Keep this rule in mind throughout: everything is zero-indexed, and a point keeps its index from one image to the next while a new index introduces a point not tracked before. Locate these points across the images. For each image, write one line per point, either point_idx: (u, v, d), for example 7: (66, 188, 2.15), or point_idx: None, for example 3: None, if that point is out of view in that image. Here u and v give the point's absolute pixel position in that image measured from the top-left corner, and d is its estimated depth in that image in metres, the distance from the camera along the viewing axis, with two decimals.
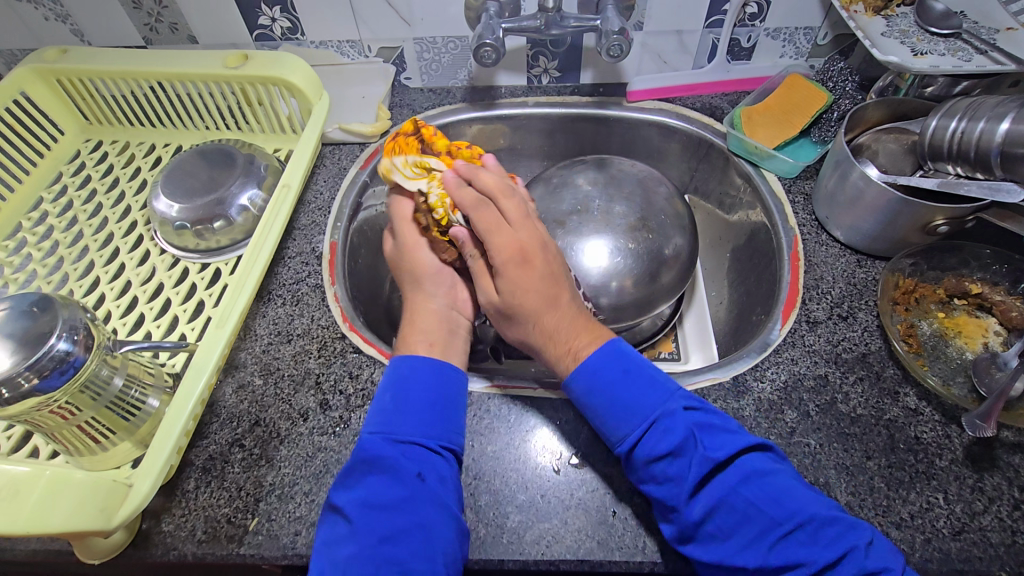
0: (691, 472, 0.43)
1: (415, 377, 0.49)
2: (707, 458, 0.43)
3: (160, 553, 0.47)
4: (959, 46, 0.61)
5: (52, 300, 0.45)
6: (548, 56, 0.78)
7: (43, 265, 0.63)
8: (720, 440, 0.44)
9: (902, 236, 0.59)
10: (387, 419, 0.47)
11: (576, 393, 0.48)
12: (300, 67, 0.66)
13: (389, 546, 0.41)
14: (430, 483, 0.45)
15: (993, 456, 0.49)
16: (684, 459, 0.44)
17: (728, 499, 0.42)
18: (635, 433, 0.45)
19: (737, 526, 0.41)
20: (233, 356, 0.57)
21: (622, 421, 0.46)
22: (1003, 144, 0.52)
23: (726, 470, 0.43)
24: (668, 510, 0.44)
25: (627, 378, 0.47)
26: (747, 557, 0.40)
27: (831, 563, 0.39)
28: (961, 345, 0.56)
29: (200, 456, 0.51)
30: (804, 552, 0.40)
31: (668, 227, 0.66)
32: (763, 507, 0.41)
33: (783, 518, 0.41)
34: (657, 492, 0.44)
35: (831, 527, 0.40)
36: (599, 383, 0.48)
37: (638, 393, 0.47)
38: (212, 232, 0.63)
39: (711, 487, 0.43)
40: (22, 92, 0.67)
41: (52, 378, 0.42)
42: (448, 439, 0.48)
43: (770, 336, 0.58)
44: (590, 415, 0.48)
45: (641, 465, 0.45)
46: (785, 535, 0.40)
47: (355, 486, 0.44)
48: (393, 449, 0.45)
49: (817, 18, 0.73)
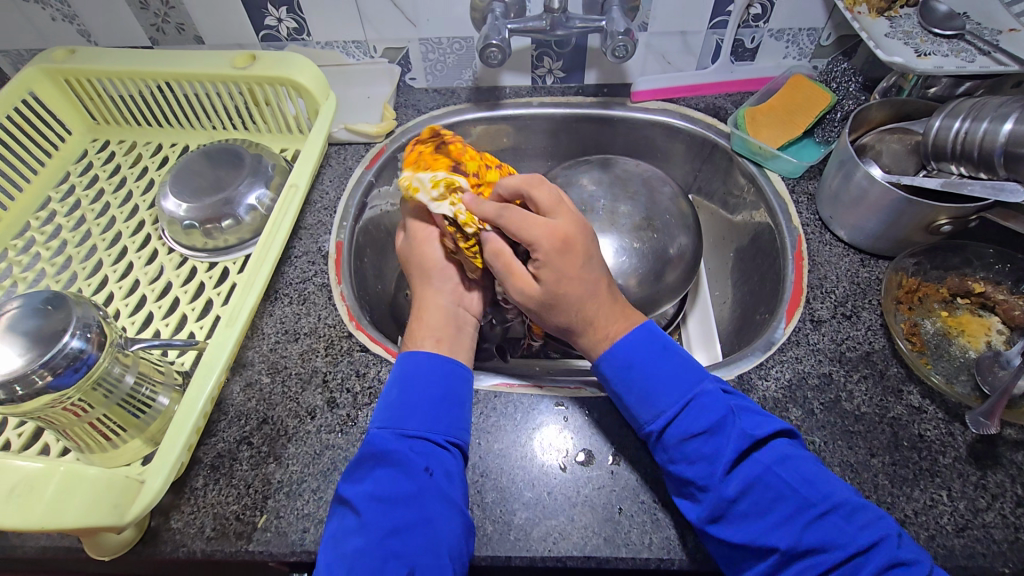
0: (725, 450, 0.44)
1: (423, 373, 0.49)
2: (743, 436, 0.45)
3: (170, 550, 0.47)
4: (963, 46, 0.62)
5: (65, 298, 0.46)
6: (553, 56, 0.78)
7: (51, 264, 0.63)
8: (757, 421, 0.46)
9: (905, 236, 0.59)
10: (395, 414, 0.47)
11: (611, 373, 0.50)
12: (307, 67, 0.67)
13: (396, 540, 0.41)
14: (436, 477, 0.45)
15: (996, 453, 0.49)
16: (720, 438, 0.45)
17: (763, 477, 0.43)
18: (672, 411, 0.47)
19: (772, 504, 0.42)
20: (240, 354, 0.58)
21: (658, 400, 0.48)
22: (1007, 144, 0.52)
23: (760, 450, 0.45)
24: (698, 490, 0.44)
25: (662, 359, 0.49)
26: (779, 536, 0.41)
27: (859, 551, 0.40)
28: (964, 344, 0.57)
29: (208, 454, 0.51)
30: (827, 537, 0.41)
31: (673, 226, 0.66)
32: (798, 486, 0.43)
33: (817, 499, 0.42)
34: (689, 472, 0.45)
35: (862, 514, 0.42)
36: (635, 364, 0.49)
37: (675, 375, 0.48)
38: (220, 231, 0.63)
39: (746, 466, 0.44)
40: (30, 92, 0.68)
41: (65, 375, 0.42)
42: (454, 434, 0.48)
43: (774, 335, 0.59)
44: (622, 396, 0.49)
45: (675, 444, 0.46)
46: (821, 514, 0.41)
47: (364, 479, 0.44)
48: (401, 443, 0.46)
49: (821, 19, 0.73)
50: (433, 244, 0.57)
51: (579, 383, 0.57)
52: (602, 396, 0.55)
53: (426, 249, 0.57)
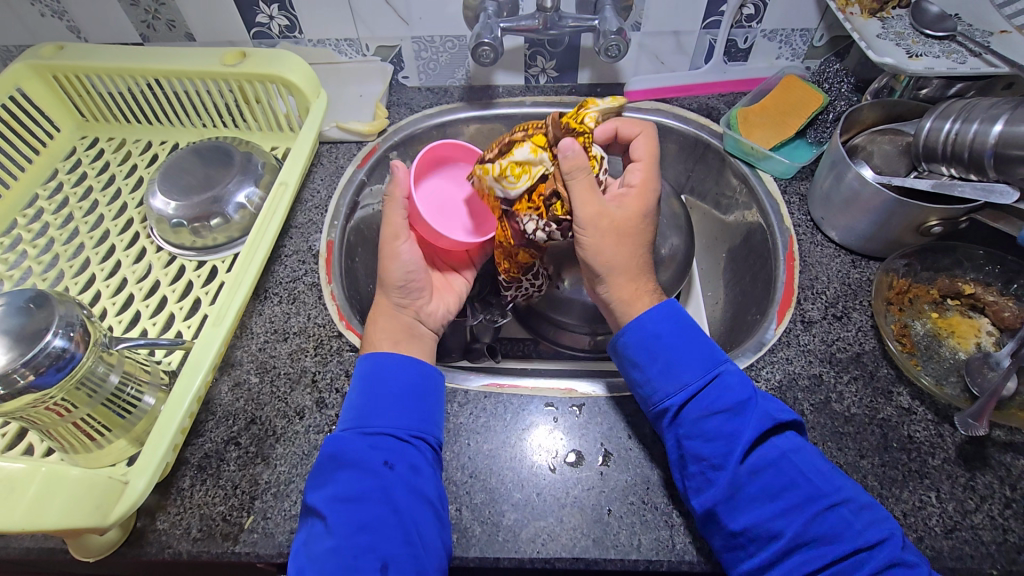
0: (745, 431, 0.45)
1: (381, 374, 0.49)
2: (765, 419, 0.45)
3: (155, 551, 0.47)
4: (954, 48, 0.62)
5: (49, 296, 0.45)
6: (546, 56, 0.78)
7: (38, 262, 0.62)
8: (779, 408, 0.47)
9: (897, 237, 0.59)
10: (359, 414, 0.47)
11: (635, 341, 0.50)
12: (298, 65, 0.66)
13: (365, 536, 0.42)
14: (398, 471, 0.45)
15: (985, 455, 0.50)
16: (743, 417, 0.45)
17: (779, 462, 0.44)
18: (694, 385, 0.47)
19: (782, 491, 0.43)
20: (229, 353, 0.57)
21: (683, 373, 0.48)
22: (997, 145, 0.52)
23: (778, 437, 0.45)
24: (710, 469, 0.44)
25: (689, 335, 0.50)
26: (786, 523, 0.42)
27: (862, 547, 0.40)
28: (954, 345, 0.57)
29: (196, 454, 0.51)
30: (831, 529, 0.41)
31: (665, 226, 0.66)
32: (810, 477, 0.43)
33: (829, 491, 0.43)
34: (704, 449, 0.45)
35: (868, 513, 0.42)
36: (663, 335, 0.49)
37: (700, 351, 0.49)
38: (209, 229, 0.63)
39: (762, 450, 0.45)
40: (18, 88, 0.67)
41: (48, 374, 0.42)
42: (419, 428, 0.48)
43: (764, 335, 0.59)
44: (642, 365, 0.49)
45: (693, 419, 0.46)
46: (830, 506, 0.42)
47: (326, 483, 0.44)
48: (361, 441, 0.46)
49: (813, 19, 0.73)
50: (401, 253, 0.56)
51: (569, 384, 0.57)
52: (592, 396, 0.55)
53: (388, 263, 0.56)
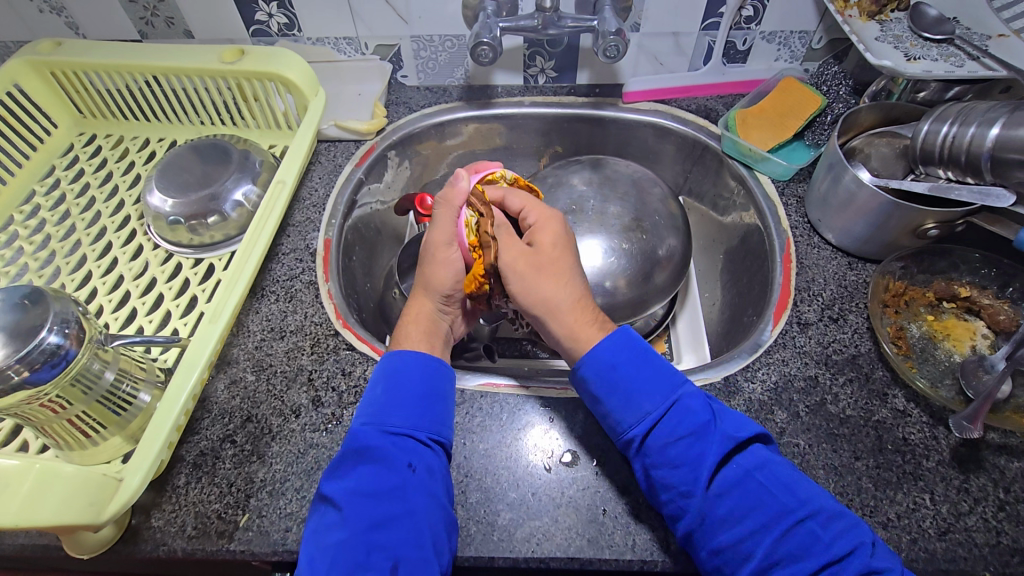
0: (708, 455, 0.44)
1: (406, 372, 0.49)
2: (726, 440, 0.45)
3: (150, 548, 0.47)
4: (952, 51, 0.62)
5: (44, 292, 0.45)
6: (545, 56, 0.78)
7: (34, 259, 0.62)
8: (738, 425, 0.46)
9: (893, 239, 0.59)
10: (378, 411, 0.47)
11: (592, 373, 0.48)
12: (296, 62, 0.66)
13: (378, 533, 0.42)
14: (419, 473, 0.45)
15: (980, 458, 0.50)
16: (704, 442, 0.44)
17: (743, 482, 0.43)
18: (655, 413, 0.46)
19: (751, 510, 0.42)
20: (225, 351, 0.57)
21: (642, 402, 0.47)
22: (993, 149, 0.52)
23: (744, 454, 0.45)
24: (679, 496, 0.44)
25: (642, 362, 0.48)
26: (755, 543, 0.41)
27: (834, 560, 0.40)
28: (950, 347, 0.57)
29: (191, 452, 0.51)
30: (802, 544, 0.41)
31: (663, 228, 0.66)
32: (776, 493, 0.43)
33: (795, 505, 0.42)
34: (671, 477, 0.44)
35: (839, 522, 0.41)
36: (619, 364, 0.48)
37: (657, 376, 0.48)
38: (207, 227, 0.63)
39: (725, 472, 0.44)
40: (16, 84, 0.67)
41: (42, 370, 0.42)
42: (437, 430, 0.48)
43: (761, 337, 0.59)
44: (602, 398, 0.48)
45: (657, 448, 0.45)
46: (799, 521, 0.41)
47: (346, 475, 0.44)
48: (384, 438, 0.45)
49: (812, 21, 0.74)
50: (448, 265, 0.54)
51: (565, 383, 0.57)
52: None
53: (437, 270, 0.54)
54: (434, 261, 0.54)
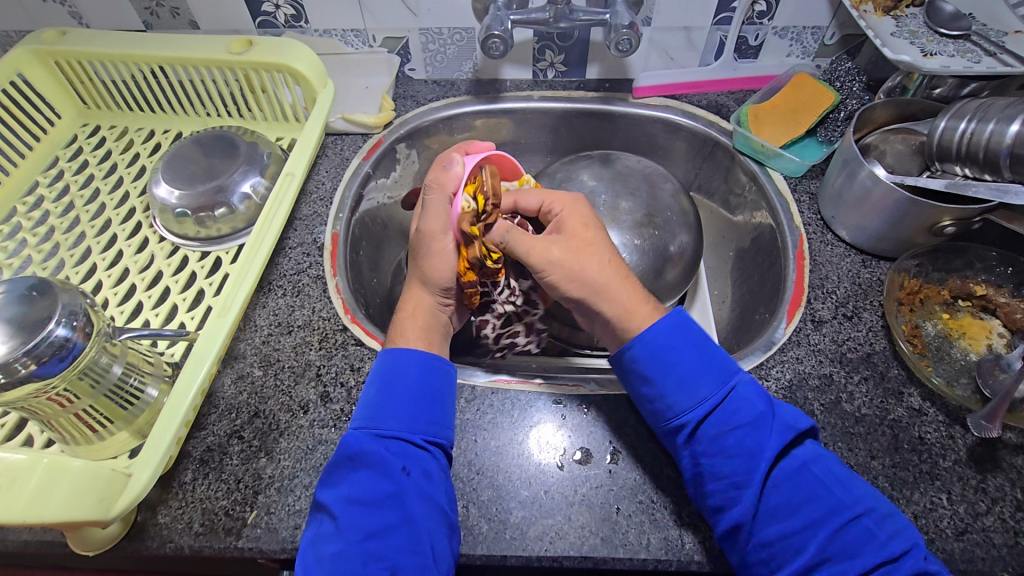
0: (767, 444, 0.44)
1: (399, 373, 0.48)
2: (786, 430, 0.45)
3: (156, 545, 0.46)
4: (969, 47, 0.62)
5: (52, 284, 0.44)
6: (555, 50, 0.77)
7: (38, 251, 0.61)
8: (795, 416, 0.46)
9: (908, 236, 0.59)
10: (372, 414, 0.46)
11: (643, 356, 0.48)
12: (305, 53, 0.65)
13: (374, 543, 0.41)
14: (415, 477, 0.44)
15: (996, 457, 0.49)
16: (764, 431, 0.44)
17: (798, 475, 0.43)
18: (711, 399, 0.46)
19: (804, 504, 0.42)
20: (231, 346, 0.56)
21: (699, 387, 0.46)
22: (1012, 145, 0.52)
23: (798, 448, 0.45)
24: (729, 485, 0.43)
25: (703, 347, 0.48)
26: (808, 538, 0.41)
27: (886, 559, 0.40)
28: (966, 346, 0.56)
29: (197, 448, 0.50)
30: (856, 541, 0.41)
31: (674, 224, 0.65)
32: (832, 488, 0.43)
33: (850, 502, 0.42)
34: (725, 464, 0.44)
35: (891, 521, 0.42)
36: (675, 348, 0.47)
37: (714, 363, 0.47)
38: (214, 220, 0.62)
39: (784, 463, 0.44)
40: (19, 74, 0.66)
41: (49, 364, 0.41)
42: (433, 433, 0.47)
43: (774, 335, 0.58)
44: (654, 380, 0.47)
45: (712, 436, 0.45)
46: (856, 517, 0.41)
47: (341, 482, 0.44)
48: (378, 443, 0.45)
49: (825, 17, 0.73)
50: (445, 257, 0.52)
51: (577, 380, 0.56)
52: (601, 393, 0.54)
53: (434, 260, 0.52)
54: (435, 251, 0.52)
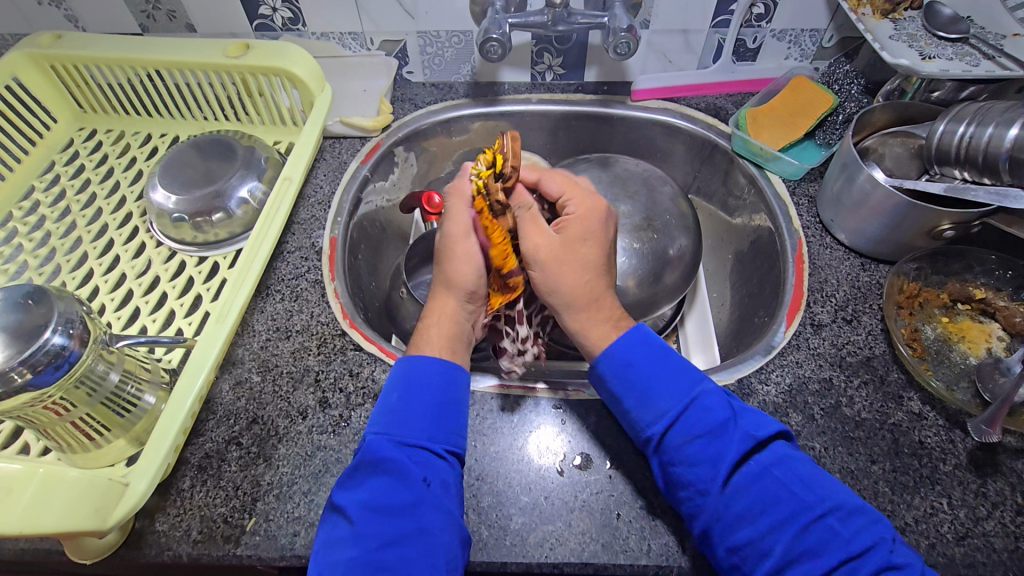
0: (728, 452, 0.44)
1: (422, 380, 0.48)
2: (747, 438, 0.44)
3: (154, 553, 0.46)
4: (967, 50, 0.62)
5: (47, 292, 0.44)
6: (553, 53, 0.77)
7: (34, 256, 0.61)
8: (758, 424, 0.46)
9: (908, 240, 0.58)
10: (392, 420, 0.46)
11: (610, 372, 0.49)
12: (303, 57, 0.65)
13: (389, 551, 0.41)
14: (434, 488, 0.44)
15: (996, 461, 0.49)
16: (721, 439, 0.44)
17: (762, 478, 0.43)
18: (673, 411, 0.46)
19: (767, 507, 0.42)
20: (229, 351, 0.56)
21: (659, 400, 0.47)
22: (1011, 149, 0.52)
23: (762, 452, 0.44)
24: (697, 493, 0.43)
25: (663, 360, 0.49)
26: (774, 540, 0.41)
27: (852, 556, 0.39)
28: (965, 350, 0.56)
29: (196, 454, 0.50)
30: (821, 540, 0.40)
31: (673, 227, 0.65)
32: (794, 490, 0.42)
33: (814, 502, 0.41)
34: (689, 473, 0.44)
35: (859, 519, 0.41)
36: (634, 363, 0.48)
37: (675, 375, 0.48)
38: (211, 224, 0.62)
39: (744, 468, 0.43)
40: (14, 78, 0.66)
41: (45, 373, 0.41)
42: (452, 443, 0.47)
43: (774, 338, 0.58)
44: (621, 397, 0.48)
45: (675, 446, 0.45)
46: (818, 518, 0.41)
47: (359, 487, 0.43)
48: (398, 451, 0.44)
49: (823, 19, 0.73)
50: (470, 265, 0.53)
51: (577, 385, 0.56)
52: (601, 398, 0.54)
53: (459, 264, 0.53)
54: (453, 258, 0.53)
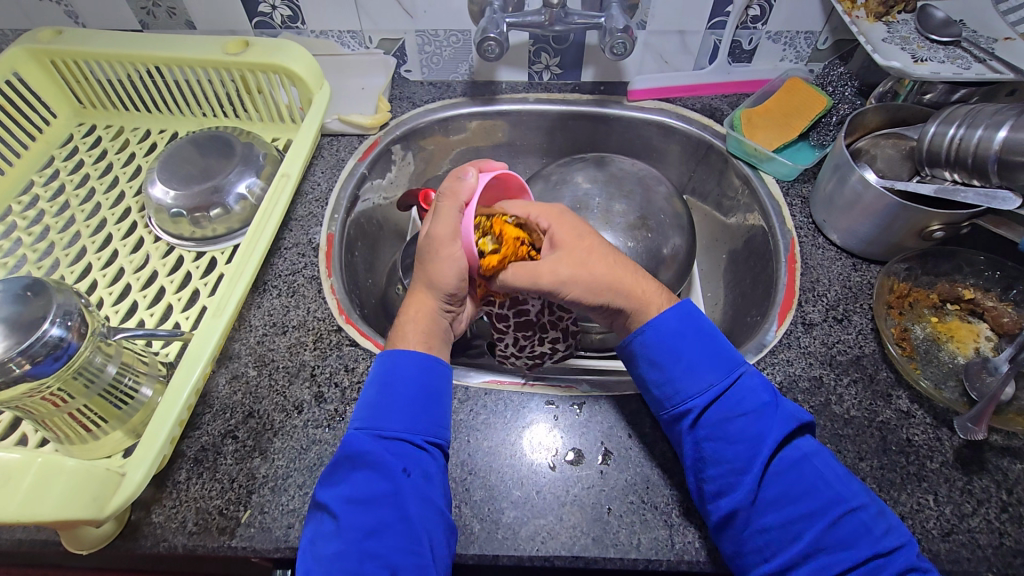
0: (770, 433, 0.45)
1: (400, 374, 0.48)
2: (790, 421, 0.46)
3: (150, 544, 0.46)
4: (958, 53, 0.62)
5: (46, 284, 0.44)
6: (551, 53, 0.78)
7: (33, 250, 0.61)
8: (797, 409, 0.48)
9: (899, 240, 0.59)
10: (372, 414, 0.47)
11: (657, 340, 0.49)
12: (302, 55, 0.65)
13: (373, 542, 0.42)
14: (414, 478, 0.44)
15: (983, 459, 0.50)
16: (767, 418, 0.46)
17: (800, 465, 0.44)
18: (720, 385, 0.47)
19: (803, 494, 0.43)
20: (226, 346, 0.57)
21: (707, 374, 0.47)
22: (1000, 151, 0.53)
23: (800, 438, 0.46)
24: (732, 472, 0.44)
25: (710, 335, 0.49)
26: (804, 528, 0.42)
27: (881, 553, 0.41)
28: (954, 349, 0.57)
29: (192, 447, 0.50)
30: (853, 534, 0.42)
31: (667, 227, 0.66)
32: (831, 481, 0.44)
33: (849, 495, 0.43)
34: (731, 449, 0.45)
35: (884, 518, 0.43)
36: (686, 335, 0.49)
37: (721, 352, 0.48)
38: (209, 220, 0.62)
39: (785, 452, 0.45)
40: (15, 73, 0.66)
41: (44, 363, 0.41)
42: (433, 433, 0.47)
43: (765, 337, 0.59)
44: (664, 365, 0.48)
45: (719, 420, 0.46)
46: (851, 510, 0.42)
47: (341, 482, 0.44)
48: (377, 444, 0.45)
49: (818, 22, 0.74)
50: (452, 264, 0.50)
51: (570, 381, 0.57)
52: (594, 394, 0.55)
53: (440, 267, 0.51)
54: (438, 258, 0.51)
